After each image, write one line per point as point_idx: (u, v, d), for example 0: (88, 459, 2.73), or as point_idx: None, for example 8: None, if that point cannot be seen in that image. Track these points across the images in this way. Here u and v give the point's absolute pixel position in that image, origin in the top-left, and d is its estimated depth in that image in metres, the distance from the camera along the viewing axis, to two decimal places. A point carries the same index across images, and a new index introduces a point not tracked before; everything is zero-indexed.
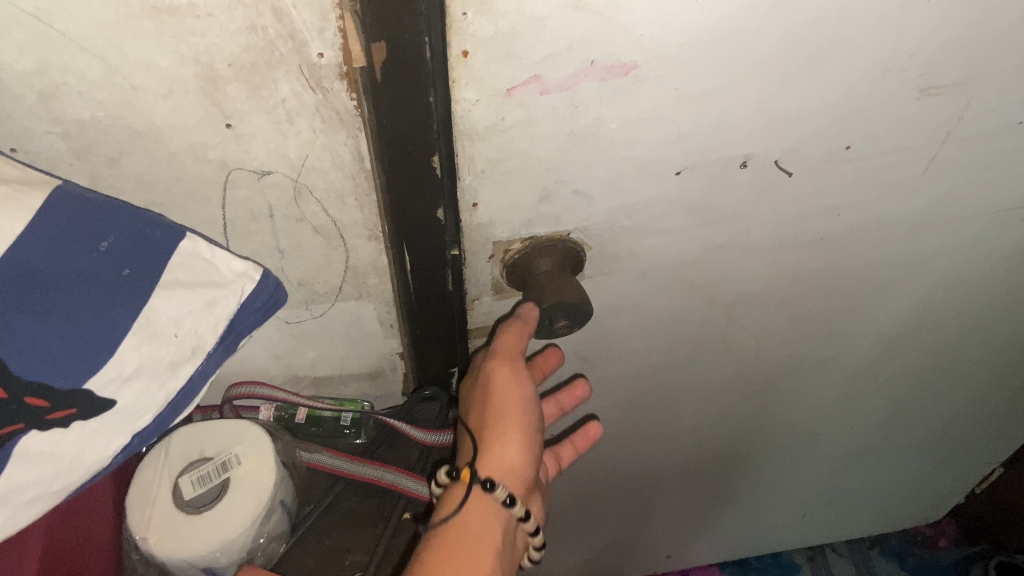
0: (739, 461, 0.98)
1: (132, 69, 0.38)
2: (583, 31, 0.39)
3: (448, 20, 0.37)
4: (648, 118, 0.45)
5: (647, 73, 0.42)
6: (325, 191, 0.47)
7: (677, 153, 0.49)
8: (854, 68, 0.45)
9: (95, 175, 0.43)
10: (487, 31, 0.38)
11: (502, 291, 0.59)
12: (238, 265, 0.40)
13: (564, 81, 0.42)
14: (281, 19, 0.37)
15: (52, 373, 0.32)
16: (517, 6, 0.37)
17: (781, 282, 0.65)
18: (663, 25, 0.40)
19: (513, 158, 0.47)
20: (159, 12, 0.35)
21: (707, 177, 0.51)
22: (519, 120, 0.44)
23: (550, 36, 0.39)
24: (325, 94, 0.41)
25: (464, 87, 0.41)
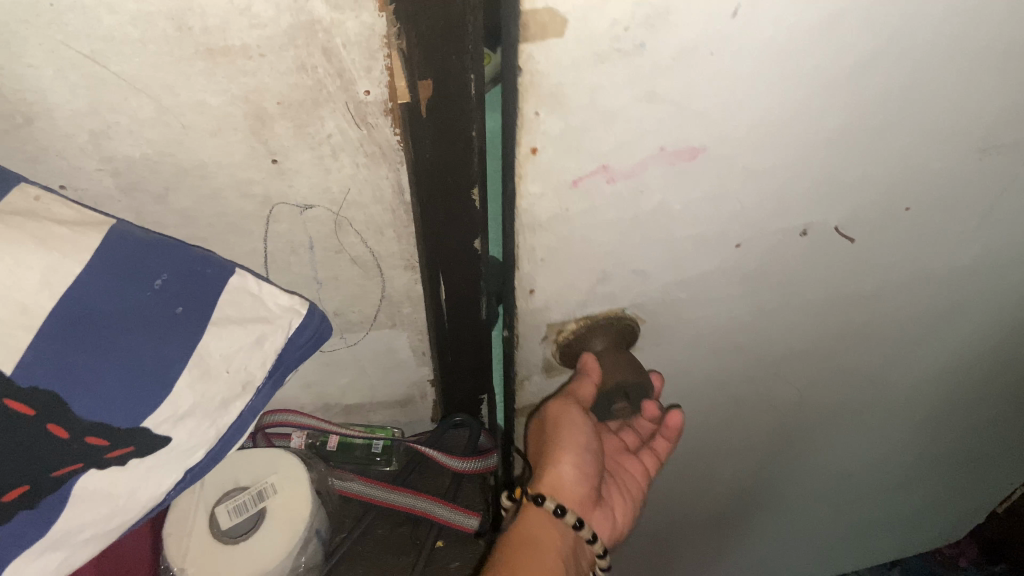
0: (773, 500, 0.98)
1: (183, 108, 0.39)
2: (656, 120, 0.38)
3: (520, 119, 0.36)
4: (712, 197, 0.45)
5: (716, 154, 0.41)
6: (365, 222, 0.48)
7: (739, 229, 0.48)
8: (922, 131, 0.45)
9: (141, 211, 0.44)
10: (557, 128, 0.37)
11: (552, 371, 0.58)
12: (285, 299, 0.41)
13: (631, 168, 0.41)
14: (330, 58, 0.38)
15: (110, 413, 0.32)
16: (590, 100, 0.36)
17: (830, 334, 0.65)
18: (739, 113, 0.39)
19: (572, 244, 0.46)
20: (212, 53, 0.36)
21: (765, 248, 0.51)
22: (584, 209, 0.43)
23: (620, 127, 0.38)
24: (370, 130, 0.42)
25: (529, 181, 0.40)
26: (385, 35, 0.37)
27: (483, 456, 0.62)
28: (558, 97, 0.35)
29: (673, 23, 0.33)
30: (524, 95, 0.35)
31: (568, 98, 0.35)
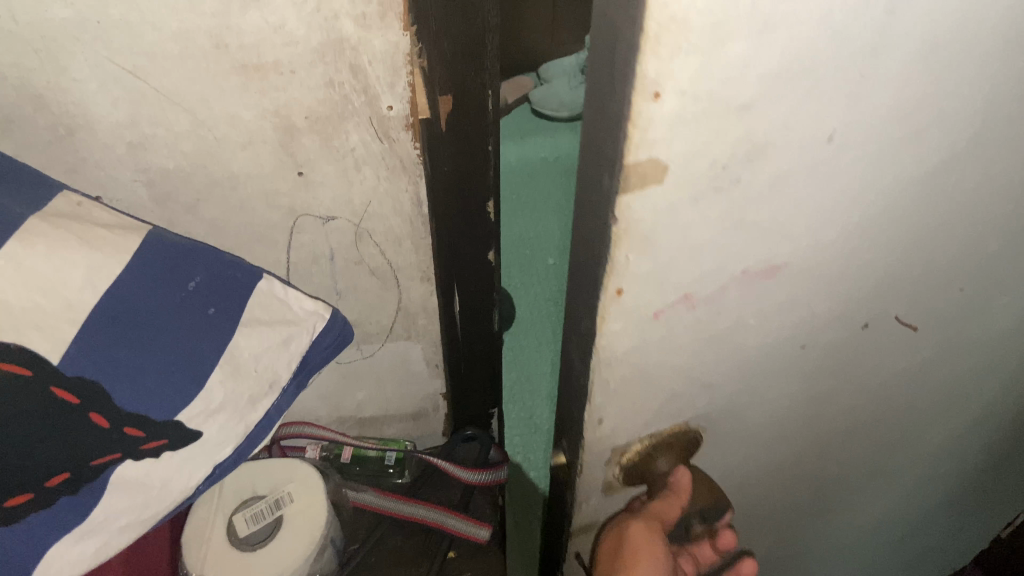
0: (807, 561, 0.97)
1: (217, 121, 0.41)
2: (742, 243, 0.37)
3: (611, 265, 0.35)
4: (785, 303, 0.44)
5: (789, 265, 0.40)
6: (384, 234, 0.50)
7: (806, 331, 0.47)
8: (995, 221, 0.47)
9: (172, 221, 0.46)
10: (644, 268, 0.36)
11: (612, 488, 0.56)
12: (309, 304, 0.42)
13: (711, 293, 0.40)
14: (356, 74, 0.40)
15: (149, 405, 0.34)
16: (680, 239, 0.35)
17: (877, 414, 0.65)
18: (818, 223, 0.38)
19: (643, 376, 0.44)
20: (246, 69, 0.39)
21: (830, 345, 0.50)
22: (660, 336, 0.42)
23: (705, 257, 0.37)
24: (391, 144, 0.44)
25: (611, 320, 0.39)
26: (408, 54, 0.40)
27: (493, 469, 0.63)
28: (649, 239, 0.34)
29: (769, 161, 0.32)
30: (617, 242, 0.34)
31: (658, 238, 0.34)
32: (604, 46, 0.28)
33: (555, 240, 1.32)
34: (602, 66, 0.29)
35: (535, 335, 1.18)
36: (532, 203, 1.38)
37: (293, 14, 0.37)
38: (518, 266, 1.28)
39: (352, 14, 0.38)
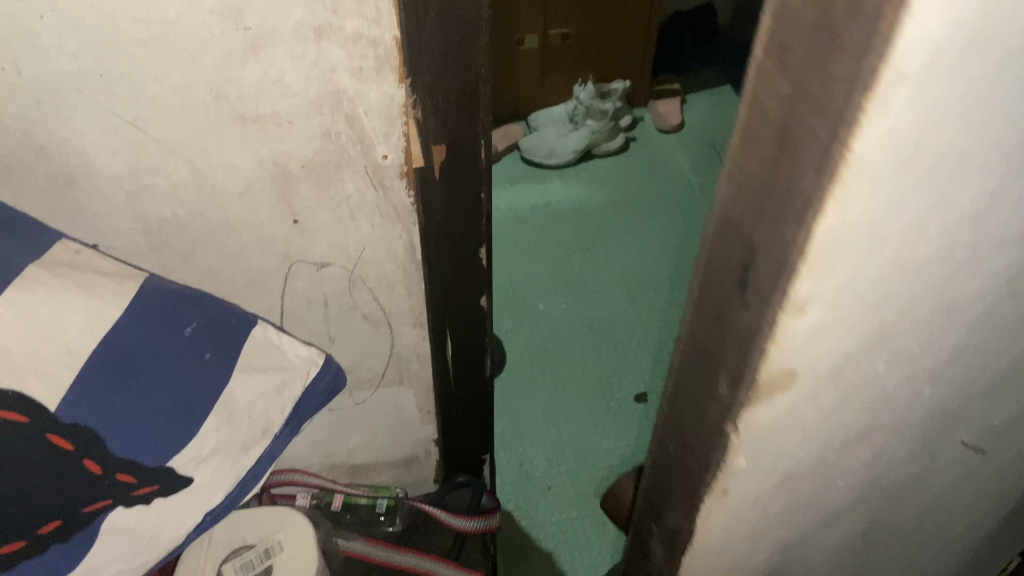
0: None
1: (215, 170, 0.42)
2: (865, 413, 0.31)
3: (729, 442, 0.29)
4: (886, 458, 0.36)
5: (902, 420, 0.33)
6: (378, 280, 0.50)
7: (881, 475, 0.37)
8: None
9: (167, 268, 0.46)
10: (767, 444, 0.30)
11: None
12: (303, 350, 0.43)
13: (824, 461, 0.33)
14: (352, 125, 0.42)
15: (144, 450, 0.34)
16: (806, 416, 0.29)
17: (942, 549, 0.54)
18: (938, 381, 0.32)
19: (749, 541, 0.37)
20: (245, 119, 0.40)
21: (897, 483, 0.39)
22: (763, 506, 0.34)
23: (829, 428, 0.30)
24: (385, 192, 0.45)
25: (720, 493, 0.32)
26: (402, 105, 0.41)
27: (485, 515, 0.63)
28: (777, 419, 0.28)
29: (902, 345, 0.28)
30: (742, 422, 0.28)
31: (784, 418, 0.28)
32: (742, 190, 0.24)
33: (546, 286, 1.33)
34: (738, 212, 0.24)
35: (526, 381, 1.18)
36: (523, 249, 1.40)
37: (292, 67, 0.38)
38: (510, 313, 1.28)
39: (349, 67, 0.39)
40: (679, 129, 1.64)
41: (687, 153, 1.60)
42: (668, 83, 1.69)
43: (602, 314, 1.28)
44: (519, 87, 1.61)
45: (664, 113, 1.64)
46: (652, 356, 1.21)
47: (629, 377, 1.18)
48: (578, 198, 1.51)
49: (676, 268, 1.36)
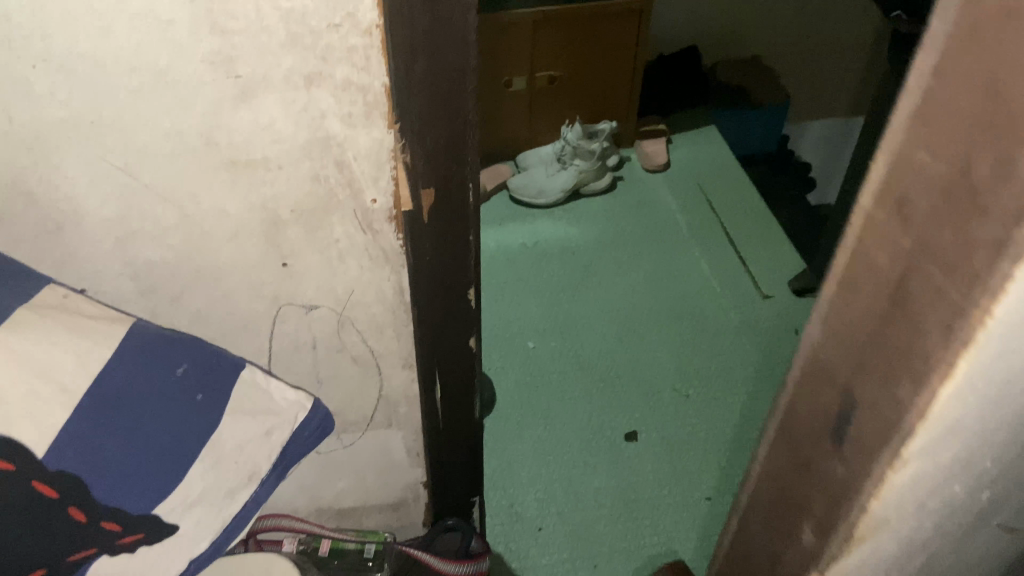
0: None
1: (204, 215, 0.42)
2: (947, 533, 0.33)
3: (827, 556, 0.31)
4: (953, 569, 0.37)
5: (974, 536, 0.35)
6: (367, 322, 0.51)
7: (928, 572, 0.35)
8: None
9: (156, 312, 0.46)
10: (863, 561, 0.31)
11: None
12: (291, 394, 0.43)
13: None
14: (342, 170, 0.42)
15: (133, 492, 0.34)
16: (902, 537, 0.31)
17: None
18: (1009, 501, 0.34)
19: None
20: (235, 165, 0.40)
21: None
22: None
23: (916, 546, 0.32)
24: (374, 235, 0.46)
25: None
26: (392, 150, 0.42)
27: (474, 560, 0.64)
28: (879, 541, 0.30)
29: (988, 471, 0.30)
30: (845, 541, 0.30)
31: (881, 537, 0.30)
32: (846, 327, 0.26)
33: (535, 325, 1.33)
34: (840, 346, 0.27)
35: (516, 420, 1.17)
36: (513, 288, 1.41)
37: (282, 113, 0.39)
38: (500, 351, 1.28)
39: (338, 113, 0.40)
40: (666, 168, 1.66)
41: (674, 193, 1.61)
42: (655, 124, 1.71)
43: (592, 353, 1.29)
44: (508, 130, 1.64)
45: (651, 153, 1.65)
46: (642, 395, 1.21)
47: (619, 416, 1.18)
48: (567, 237, 1.52)
49: (665, 306, 1.37)
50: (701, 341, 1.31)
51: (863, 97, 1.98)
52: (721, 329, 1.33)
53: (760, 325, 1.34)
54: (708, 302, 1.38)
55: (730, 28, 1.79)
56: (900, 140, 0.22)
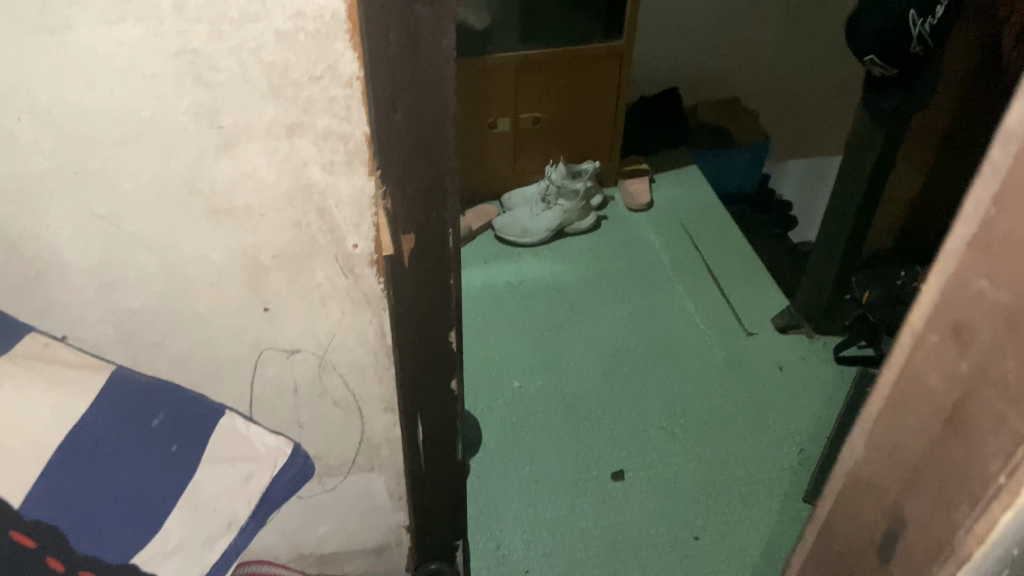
0: None
1: (187, 261, 0.43)
2: None
3: None
4: None
5: None
6: (348, 366, 0.51)
7: None
8: None
9: (136, 358, 0.47)
10: None
11: None
12: (270, 440, 0.43)
13: None
14: (323, 216, 0.43)
15: (106, 549, 0.33)
16: None
17: None
18: None
19: None
20: (217, 212, 0.41)
21: None
22: None
23: None
24: (356, 280, 0.46)
25: None
26: (373, 196, 0.43)
27: None
28: None
29: None
30: None
31: None
32: (893, 443, 0.27)
33: (520, 364, 1.34)
34: (886, 461, 0.28)
35: (502, 460, 1.17)
36: (498, 326, 1.41)
37: (264, 162, 0.40)
38: (485, 390, 1.28)
39: (320, 161, 0.41)
40: (648, 207, 1.68)
41: (656, 231, 1.63)
42: (637, 163, 1.73)
43: (577, 391, 1.29)
44: (492, 170, 1.66)
45: (634, 192, 1.68)
46: (629, 433, 1.21)
47: (605, 456, 1.18)
48: (551, 275, 1.53)
49: (650, 344, 1.38)
50: (685, 378, 1.32)
51: (840, 137, 2.02)
52: (705, 366, 1.34)
53: (743, 362, 1.36)
54: (692, 339, 1.39)
55: (709, 70, 1.83)
56: (954, 268, 0.23)
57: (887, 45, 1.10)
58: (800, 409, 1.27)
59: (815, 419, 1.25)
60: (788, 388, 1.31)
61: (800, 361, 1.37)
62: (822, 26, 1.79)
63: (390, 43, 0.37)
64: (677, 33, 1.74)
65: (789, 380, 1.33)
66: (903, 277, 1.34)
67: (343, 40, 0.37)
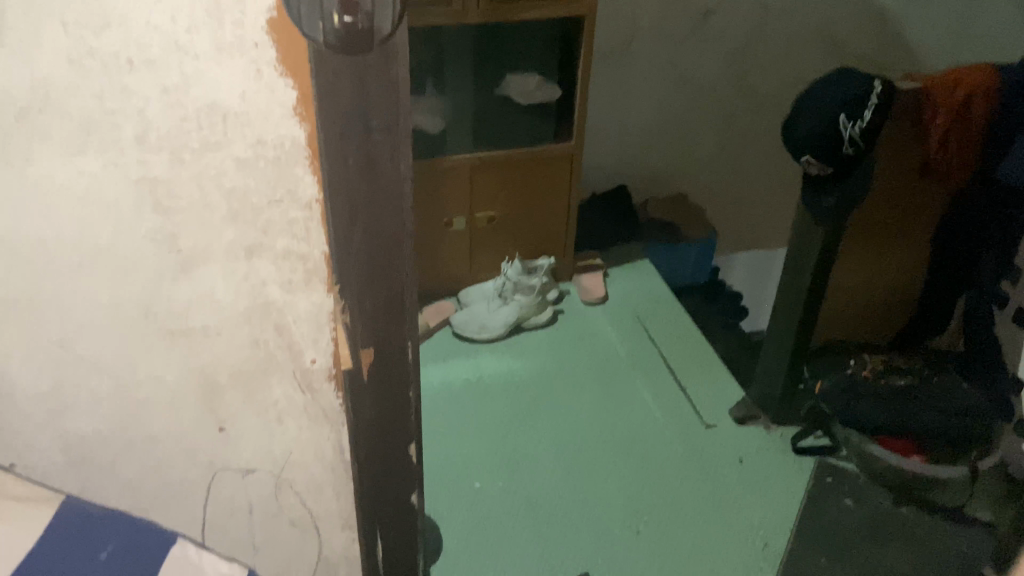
0: None
1: (141, 383, 0.43)
2: None
3: None
4: None
5: None
6: (305, 483, 0.50)
7: None
8: None
9: (86, 482, 0.46)
10: None
11: None
12: (224, 567, 0.48)
13: None
14: (281, 333, 0.43)
15: None
16: None
17: None
18: None
19: None
20: (173, 333, 0.42)
21: None
22: None
23: None
24: (314, 395, 0.46)
25: None
26: (331, 312, 0.43)
27: None
28: None
29: None
30: None
31: None
32: None
33: (479, 464, 1.32)
34: None
35: (464, 566, 1.13)
36: (458, 426, 1.39)
37: (222, 284, 0.41)
38: (444, 493, 1.25)
39: (278, 280, 0.41)
40: (604, 301, 1.71)
41: (612, 325, 1.65)
42: (591, 259, 1.79)
43: (540, 491, 1.27)
44: (450, 270, 1.68)
45: (589, 287, 1.71)
46: (592, 532, 1.19)
47: (569, 556, 1.15)
48: (509, 372, 1.53)
49: (611, 439, 1.38)
50: (648, 474, 1.31)
51: (783, 229, 2.10)
52: (665, 460, 1.34)
53: (704, 455, 1.36)
54: (653, 433, 1.39)
55: (657, 168, 1.90)
56: None
57: (824, 145, 1.17)
58: (762, 505, 1.26)
59: (776, 511, 1.25)
60: (748, 481, 1.31)
61: (759, 453, 1.38)
62: (759, 128, 1.89)
63: (349, 167, 0.38)
64: (624, 134, 1.81)
65: (748, 471, 1.33)
66: (852, 366, 1.39)
67: (303, 166, 0.38)
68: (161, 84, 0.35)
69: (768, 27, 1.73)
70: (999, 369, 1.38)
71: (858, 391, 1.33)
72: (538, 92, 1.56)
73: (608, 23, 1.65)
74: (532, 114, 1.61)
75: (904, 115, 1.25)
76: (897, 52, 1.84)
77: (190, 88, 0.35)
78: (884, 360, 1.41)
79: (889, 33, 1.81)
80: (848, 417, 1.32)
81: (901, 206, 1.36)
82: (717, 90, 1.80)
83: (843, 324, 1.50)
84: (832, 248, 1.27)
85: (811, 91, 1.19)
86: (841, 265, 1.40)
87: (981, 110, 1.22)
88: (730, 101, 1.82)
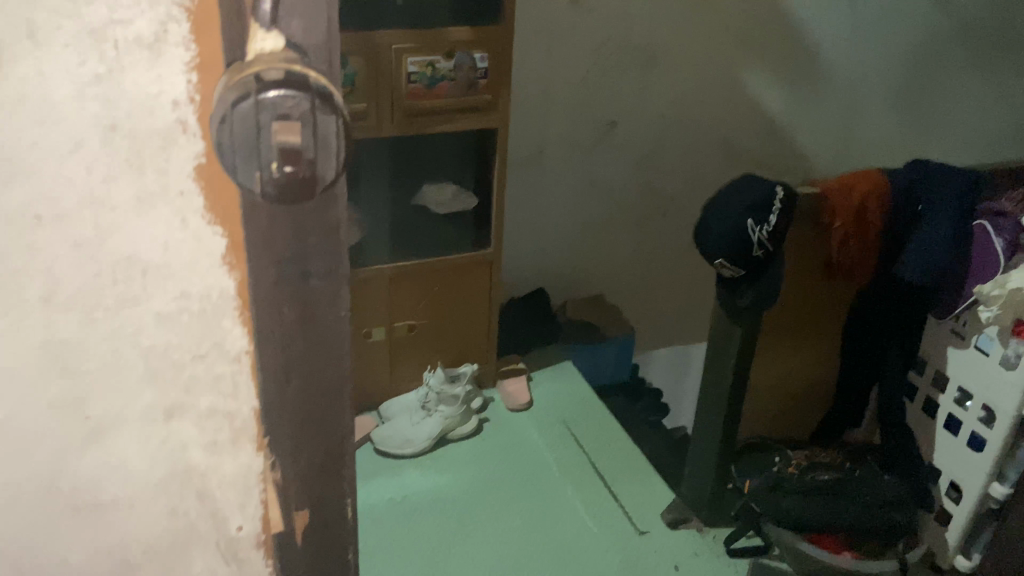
0: None
1: (41, 567, 0.39)
2: None
3: None
4: None
5: None
6: None
7: None
8: None
9: None
10: None
11: None
12: None
13: None
14: (203, 500, 0.39)
15: None
16: None
17: None
18: None
19: None
20: (79, 510, 0.38)
21: None
22: None
23: None
24: (240, 564, 0.42)
25: None
26: (261, 471, 0.39)
27: None
28: None
29: None
30: None
31: None
32: None
33: None
34: None
35: None
36: (384, 554, 1.30)
37: (136, 451, 0.37)
38: None
39: (201, 442, 0.38)
40: (528, 407, 1.67)
41: (538, 430, 1.61)
42: (512, 362, 1.74)
43: None
44: (371, 382, 1.61)
45: (512, 393, 1.66)
46: None
47: None
48: (435, 489, 1.45)
49: (545, 555, 1.32)
50: None
51: (698, 326, 2.14)
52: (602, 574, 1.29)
53: (640, 564, 1.32)
54: (587, 546, 1.34)
55: (573, 270, 1.92)
56: None
57: (737, 247, 1.20)
58: None
59: None
60: None
61: (694, 559, 1.35)
62: (668, 230, 1.95)
63: (285, 316, 0.35)
64: (539, 240, 1.84)
65: None
66: (778, 463, 1.41)
67: (231, 317, 0.35)
68: (72, 239, 0.32)
69: (668, 136, 1.82)
70: (916, 464, 1.39)
71: (786, 489, 1.34)
72: (455, 202, 1.54)
73: (520, 135, 1.69)
74: (450, 222, 1.59)
75: (805, 218, 1.31)
76: (791, 160, 1.96)
77: (106, 240, 0.32)
78: (806, 456, 1.42)
79: (781, 139, 1.92)
80: (781, 516, 1.32)
81: (810, 303, 1.42)
82: (626, 196, 1.86)
83: (762, 422, 1.52)
84: (749, 348, 1.30)
85: (719, 196, 1.23)
86: (756, 363, 1.45)
87: (875, 212, 1.27)
88: (639, 206, 1.89)
